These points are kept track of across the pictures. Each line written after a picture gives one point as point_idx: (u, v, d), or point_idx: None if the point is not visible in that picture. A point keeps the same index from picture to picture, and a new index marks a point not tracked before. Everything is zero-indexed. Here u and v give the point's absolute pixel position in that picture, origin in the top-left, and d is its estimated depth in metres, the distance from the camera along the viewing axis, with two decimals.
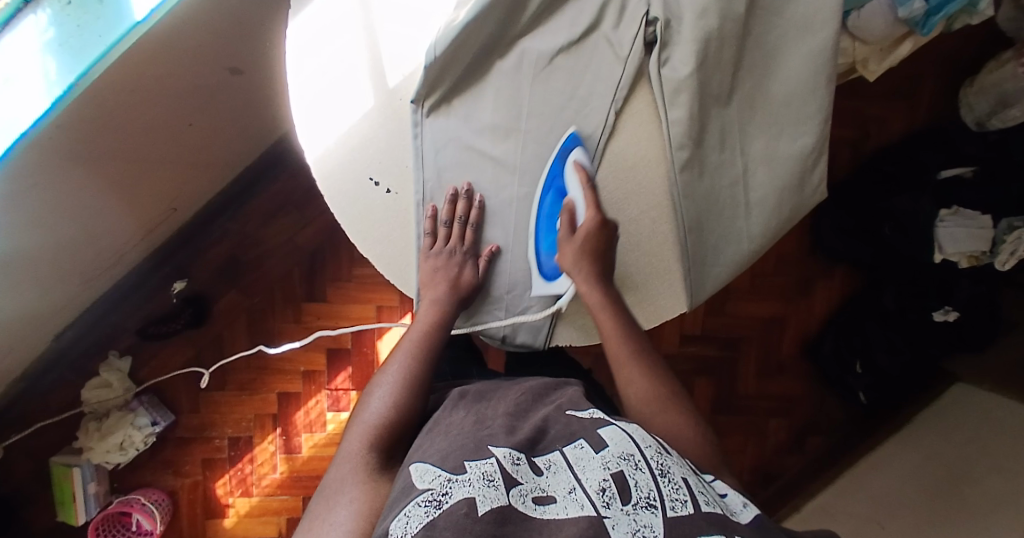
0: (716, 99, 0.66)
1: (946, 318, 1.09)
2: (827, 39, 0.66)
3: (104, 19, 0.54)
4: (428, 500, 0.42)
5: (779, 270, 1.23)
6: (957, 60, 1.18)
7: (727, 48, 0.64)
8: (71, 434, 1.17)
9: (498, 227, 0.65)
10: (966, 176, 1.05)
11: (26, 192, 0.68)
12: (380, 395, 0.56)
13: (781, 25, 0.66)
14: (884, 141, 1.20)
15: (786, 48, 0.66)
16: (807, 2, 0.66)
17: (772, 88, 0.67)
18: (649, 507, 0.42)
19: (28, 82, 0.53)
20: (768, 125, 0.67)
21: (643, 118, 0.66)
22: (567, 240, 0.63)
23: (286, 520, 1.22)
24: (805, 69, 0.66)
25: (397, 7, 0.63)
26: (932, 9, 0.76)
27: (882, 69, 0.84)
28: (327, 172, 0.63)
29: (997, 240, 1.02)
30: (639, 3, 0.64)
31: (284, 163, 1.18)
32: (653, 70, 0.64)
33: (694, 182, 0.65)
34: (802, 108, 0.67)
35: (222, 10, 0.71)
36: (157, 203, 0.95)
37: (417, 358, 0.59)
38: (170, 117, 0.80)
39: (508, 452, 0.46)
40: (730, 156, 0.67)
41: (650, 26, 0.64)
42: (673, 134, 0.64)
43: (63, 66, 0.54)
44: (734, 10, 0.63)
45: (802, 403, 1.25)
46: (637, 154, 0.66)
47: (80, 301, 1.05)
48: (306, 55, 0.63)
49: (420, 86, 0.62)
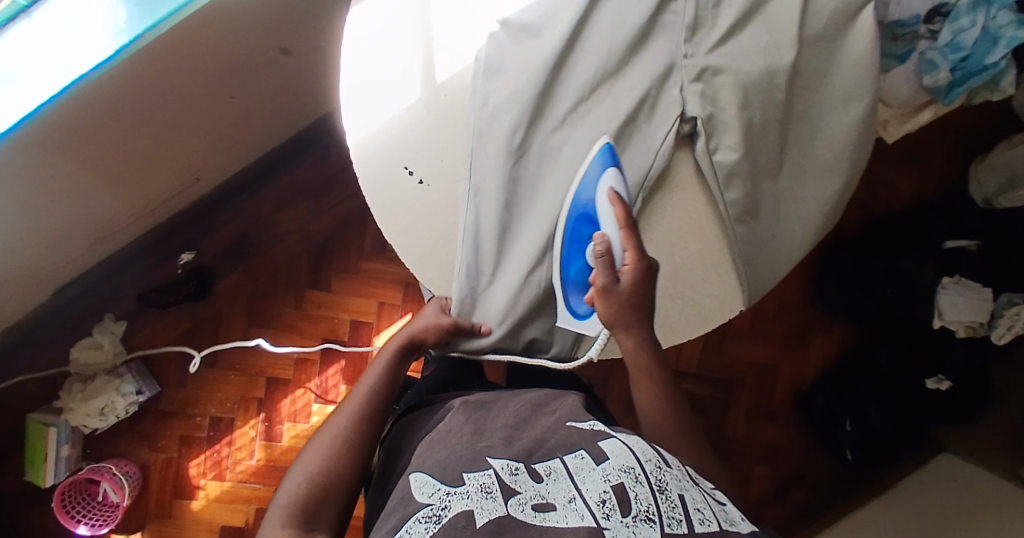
0: (766, 175, 0.67)
1: (939, 387, 1.12)
2: (867, 110, 0.66)
3: None
4: (428, 516, 0.44)
5: (778, 318, 1.25)
6: (971, 136, 1.22)
7: (771, 129, 0.65)
8: (53, 394, 1.15)
9: (502, 292, 0.64)
10: (971, 248, 1.08)
11: (66, 132, 0.69)
12: (310, 458, 0.54)
13: (823, 99, 0.67)
14: (894, 204, 1.23)
15: (827, 121, 0.67)
16: (844, 76, 0.66)
17: (820, 156, 0.68)
18: (648, 520, 0.44)
19: (102, 31, 0.55)
20: (820, 190, 0.68)
21: (692, 195, 0.67)
22: (606, 277, 0.58)
23: (255, 510, 1.19)
24: (849, 137, 0.67)
25: (452, 8, 0.66)
26: (957, 80, 0.78)
27: (901, 133, 0.87)
28: (364, 156, 0.64)
29: (995, 313, 1.05)
30: (674, 104, 0.66)
31: (309, 152, 1.21)
32: (704, 159, 0.66)
33: (755, 249, 0.67)
34: (850, 173, 0.67)
35: None
36: (182, 172, 0.96)
37: (358, 423, 0.57)
38: (214, 88, 0.82)
39: (507, 464, 0.49)
40: (785, 224, 0.68)
41: (685, 121, 0.66)
42: (732, 212, 0.65)
43: (133, 17, 0.55)
44: (774, 96, 0.65)
45: (788, 454, 1.25)
46: (693, 230, 0.67)
47: (87, 259, 1.05)
48: (358, 40, 0.65)
49: (470, 167, 0.64)
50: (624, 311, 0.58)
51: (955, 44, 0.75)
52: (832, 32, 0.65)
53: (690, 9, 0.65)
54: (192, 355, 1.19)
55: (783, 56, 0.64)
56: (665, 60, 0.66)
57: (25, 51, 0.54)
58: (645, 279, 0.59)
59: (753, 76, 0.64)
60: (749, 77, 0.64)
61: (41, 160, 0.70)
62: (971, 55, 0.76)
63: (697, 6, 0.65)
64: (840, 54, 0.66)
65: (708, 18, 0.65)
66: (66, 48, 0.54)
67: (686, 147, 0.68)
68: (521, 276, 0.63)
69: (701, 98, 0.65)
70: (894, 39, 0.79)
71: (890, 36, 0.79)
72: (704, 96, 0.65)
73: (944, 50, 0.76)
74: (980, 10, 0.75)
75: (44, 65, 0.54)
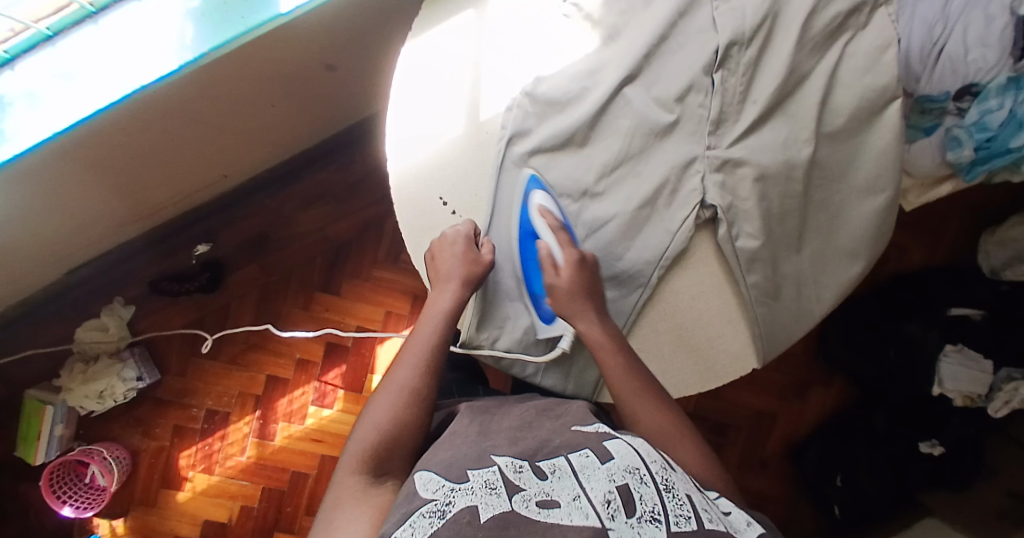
0: (787, 252, 0.67)
1: (931, 451, 1.13)
2: (886, 201, 0.66)
3: (250, 7, 0.60)
4: (432, 512, 0.43)
5: (777, 367, 1.26)
6: (983, 207, 1.24)
7: (791, 218, 0.66)
8: (52, 371, 1.15)
9: (509, 338, 0.66)
10: (975, 318, 1.10)
11: (109, 125, 0.71)
12: (380, 407, 0.54)
13: (843, 188, 0.66)
14: (903, 267, 1.24)
15: (847, 212, 0.67)
16: (867, 168, 0.66)
17: (839, 242, 0.67)
18: (653, 521, 0.43)
19: (169, 42, 0.59)
20: (840, 273, 0.68)
21: (710, 274, 0.67)
22: (552, 280, 0.61)
23: (241, 507, 1.18)
24: (869, 225, 0.67)
25: (502, 50, 0.67)
26: (980, 159, 0.79)
27: (920, 203, 0.88)
28: (403, 182, 0.65)
29: (994, 386, 1.08)
30: (693, 193, 0.65)
31: (335, 157, 1.23)
32: (725, 244, 0.65)
33: (775, 329, 0.67)
34: (869, 256, 0.68)
35: (340, 18, 0.77)
36: (212, 169, 0.96)
37: (423, 370, 0.56)
38: (258, 97, 0.83)
39: (511, 461, 0.49)
40: (806, 304, 0.68)
41: (704, 209, 0.65)
42: (752, 294, 0.66)
43: (199, 37, 0.59)
44: (793, 188, 0.64)
45: (776, 503, 1.25)
46: (707, 308, 0.67)
47: (104, 243, 1.06)
48: (409, 73, 0.67)
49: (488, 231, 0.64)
50: (575, 294, 0.60)
51: (982, 123, 0.76)
52: (852, 129, 0.65)
53: (715, 104, 0.64)
54: (205, 338, 1.20)
55: (800, 150, 0.64)
56: (687, 153, 0.65)
57: (86, 54, 0.58)
58: (584, 269, 0.62)
59: (773, 169, 0.64)
60: (768, 170, 0.64)
61: (74, 166, 0.75)
62: (995, 136, 0.77)
63: (722, 102, 0.64)
64: (862, 150, 0.66)
65: (731, 114, 0.65)
66: (133, 55, 0.58)
67: (706, 230, 0.67)
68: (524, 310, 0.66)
69: (722, 189, 0.64)
70: (921, 112, 0.81)
71: (918, 109, 0.81)
72: (723, 188, 0.64)
73: (971, 128, 0.77)
74: (1008, 94, 0.75)
75: (109, 74, 0.58)
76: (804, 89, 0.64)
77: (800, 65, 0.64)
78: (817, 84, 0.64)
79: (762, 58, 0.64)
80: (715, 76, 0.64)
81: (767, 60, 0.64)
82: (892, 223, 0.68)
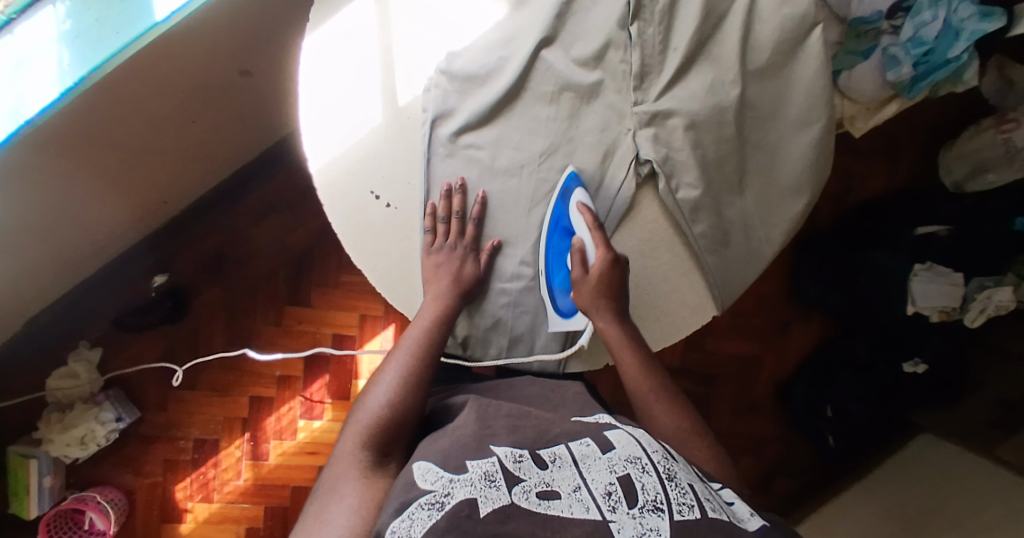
0: (730, 194, 0.65)
1: (915, 370, 1.11)
2: (822, 132, 0.65)
3: (124, 18, 0.57)
4: (430, 503, 0.42)
5: (758, 310, 1.25)
6: (939, 120, 1.23)
7: (729, 161, 0.64)
8: (30, 424, 1.12)
9: (491, 311, 0.64)
10: (942, 235, 1.07)
11: (26, 156, 0.68)
12: (379, 391, 0.55)
13: (778, 125, 0.65)
14: (866, 194, 1.24)
15: (785, 147, 0.66)
16: (798, 100, 0.65)
17: (781, 178, 0.66)
18: (655, 510, 0.42)
19: (45, 72, 0.56)
20: (785, 211, 0.67)
21: (658, 228, 0.66)
22: (580, 279, 0.62)
23: (246, 530, 1.17)
24: (807, 157, 0.65)
25: (412, 29, 0.65)
26: (919, 75, 0.77)
27: (868, 127, 0.83)
28: (328, 182, 0.63)
29: (967, 297, 1.07)
30: (628, 151, 0.64)
31: (280, 166, 1.20)
32: (667, 199, 0.64)
33: (730, 278, 0.66)
34: (813, 189, 0.67)
35: (237, 13, 0.74)
36: (148, 193, 0.94)
37: (417, 356, 0.57)
38: (175, 113, 0.82)
39: (511, 451, 0.47)
40: (757, 246, 0.67)
41: (642, 165, 0.64)
42: (701, 244, 0.65)
43: (76, 58, 0.56)
44: (725, 132, 0.64)
45: (772, 441, 1.26)
46: (664, 266, 0.66)
47: (57, 286, 1.03)
48: (319, 65, 0.64)
49: (428, 220, 0.62)
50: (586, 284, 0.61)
51: (918, 38, 0.75)
52: (777, 64, 0.64)
53: (636, 57, 0.63)
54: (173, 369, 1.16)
55: (728, 92, 0.63)
56: (616, 109, 0.64)
57: None
58: (617, 271, 0.61)
59: (703, 116, 0.63)
60: (698, 117, 0.63)
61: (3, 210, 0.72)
62: (933, 49, 0.76)
63: (643, 54, 0.63)
64: (790, 82, 0.65)
65: (655, 65, 0.64)
66: (12, 88, 0.56)
67: (648, 188, 0.66)
68: (523, 284, 0.63)
69: (656, 142, 0.63)
70: (858, 36, 0.78)
71: (852, 34, 0.78)
72: (657, 141, 0.63)
73: (907, 45, 0.75)
74: (941, 5, 0.75)
75: None
76: (724, 29, 0.64)
77: (716, 4, 0.63)
78: (736, 22, 0.63)
79: (675, 4, 0.64)
80: (632, 28, 0.63)
81: (680, 6, 0.64)
82: (832, 152, 0.67)
